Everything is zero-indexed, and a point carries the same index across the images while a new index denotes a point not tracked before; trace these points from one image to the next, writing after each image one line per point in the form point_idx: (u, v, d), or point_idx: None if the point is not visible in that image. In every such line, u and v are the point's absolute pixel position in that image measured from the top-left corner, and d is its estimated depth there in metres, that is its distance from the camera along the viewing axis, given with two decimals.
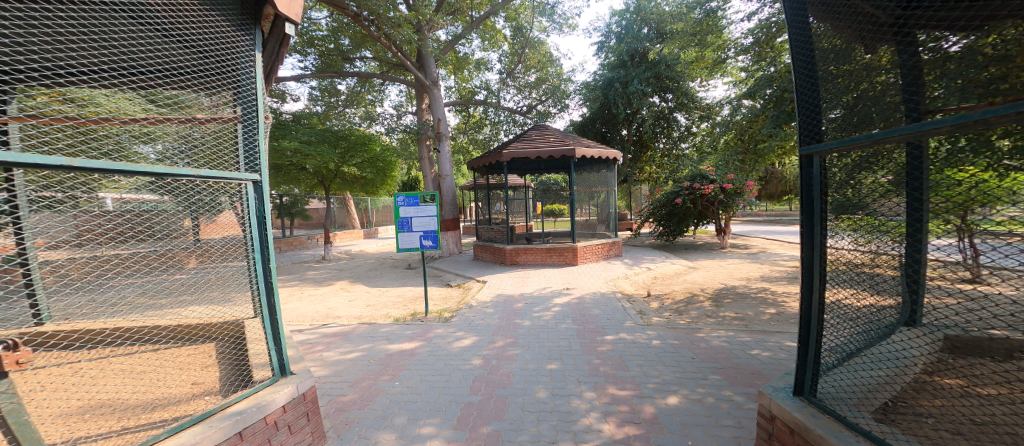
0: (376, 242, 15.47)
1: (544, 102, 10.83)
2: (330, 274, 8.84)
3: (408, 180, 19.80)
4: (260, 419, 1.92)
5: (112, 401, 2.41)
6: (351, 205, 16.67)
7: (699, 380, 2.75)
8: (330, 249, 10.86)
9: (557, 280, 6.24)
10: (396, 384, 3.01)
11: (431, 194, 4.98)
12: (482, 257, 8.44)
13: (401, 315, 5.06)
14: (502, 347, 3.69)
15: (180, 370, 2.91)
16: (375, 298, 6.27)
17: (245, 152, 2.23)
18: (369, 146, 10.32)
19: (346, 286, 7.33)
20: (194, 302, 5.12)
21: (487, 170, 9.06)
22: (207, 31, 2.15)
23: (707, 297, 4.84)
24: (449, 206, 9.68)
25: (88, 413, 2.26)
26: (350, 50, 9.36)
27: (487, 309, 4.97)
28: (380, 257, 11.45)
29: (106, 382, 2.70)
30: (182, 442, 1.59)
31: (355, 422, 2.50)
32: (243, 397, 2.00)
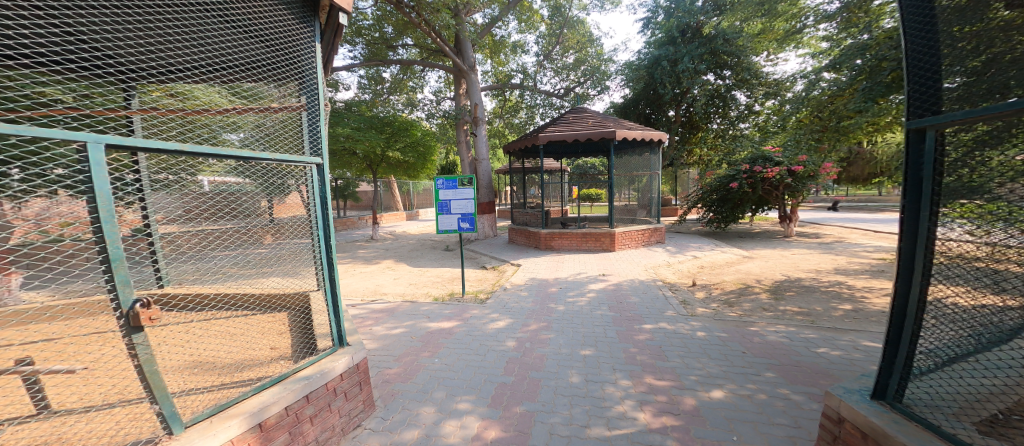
0: (417, 223, 16.09)
1: (582, 84, 10.46)
2: (378, 252, 9.40)
3: (446, 164, 20.18)
4: (323, 385, 2.11)
5: (213, 359, 2.79)
6: (395, 189, 17.43)
7: (751, 376, 2.63)
8: (377, 230, 11.47)
9: (592, 265, 6.15)
10: (435, 360, 3.17)
11: (468, 178, 5.05)
12: (519, 241, 8.48)
13: (439, 295, 5.27)
14: (538, 330, 3.74)
15: (263, 335, 3.27)
16: (417, 277, 6.58)
17: (309, 138, 2.37)
18: (410, 130, 10.63)
19: (393, 265, 7.77)
20: (261, 274, 5.67)
21: (523, 153, 8.97)
22: (276, 24, 2.30)
23: (765, 289, 4.56)
24: (485, 190, 9.78)
25: (200, 367, 2.63)
26: (393, 38, 9.61)
27: (521, 292, 5.05)
28: (421, 238, 11.94)
29: (207, 341, 3.11)
30: (264, 401, 1.80)
31: (400, 393, 2.67)
32: (309, 363, 2.20)
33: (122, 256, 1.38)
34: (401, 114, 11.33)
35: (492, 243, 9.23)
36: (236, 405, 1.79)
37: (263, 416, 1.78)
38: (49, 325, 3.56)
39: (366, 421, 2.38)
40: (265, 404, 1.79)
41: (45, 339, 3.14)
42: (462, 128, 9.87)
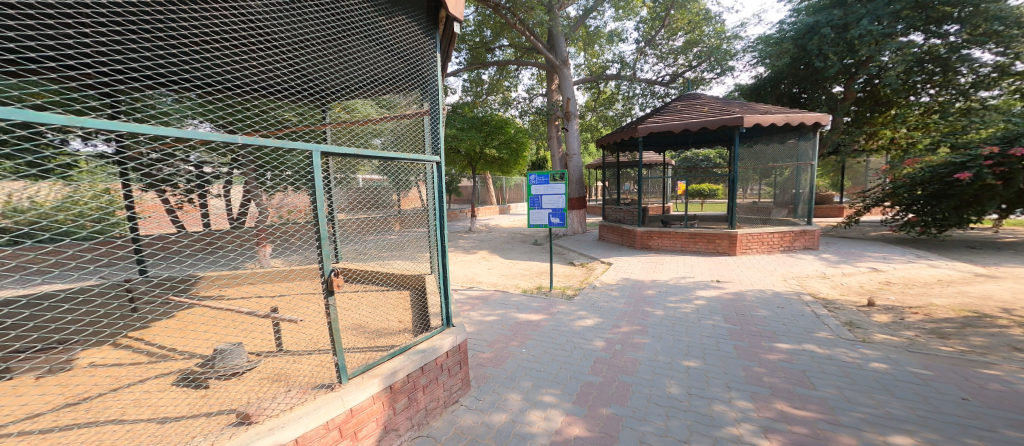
0: (509, 217, 16.67)
1: (693, 67, 9.31)
2: (475, 243, 10.09)
3: (538, 160, 20.34)
4: (434, 360, 2.35)
5: (363, 324, 3.40)
6: (491, 184, 18.31)
7: (973, 429, 1.97)
8: (475, 222, 12.25)
9: (701, 269, 5.48)
10: (523, 350, 3.24)
11: (560, 173, 4.98)
12: (610, 239, 8.05)
13: (528, 287, 5.40)
14: (631, 333, 3.51)
15: (396, 308, 3.85)
16: (508, 268, 6.86)
17: (431, 139, 2.66)
18: (505, 129, 10.98)
19: (487, 256, 8.24)
20: (376, 258, 6.67)
21: (617, 148, 8.41)
22: (410, 39, 2.71)
23: (1015, 322, 3.33)
24: (576, 185, 9.52)
25: (357, 328, 3.29)
26: (491, 40, 10.00)
27: (612, 291, 4.82)
28: (512, 231, 12.36)
29: (358, 309, 3.84)
30: (392, 367, 2.09)
31: (491, 377, 2.82)
32: (423, 338, 2.48)
33: (327, 237, 1.85)
34: (497, 113, 11.80)
35: (584, 239, 8.97)
36: (376, 367, 2.13)
37: (393, 379, 2.08)
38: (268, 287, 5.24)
39: (464, 398, 2.59)
40: (392, 370, 2.08)
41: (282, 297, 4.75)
42: (553, 123, 9.76)
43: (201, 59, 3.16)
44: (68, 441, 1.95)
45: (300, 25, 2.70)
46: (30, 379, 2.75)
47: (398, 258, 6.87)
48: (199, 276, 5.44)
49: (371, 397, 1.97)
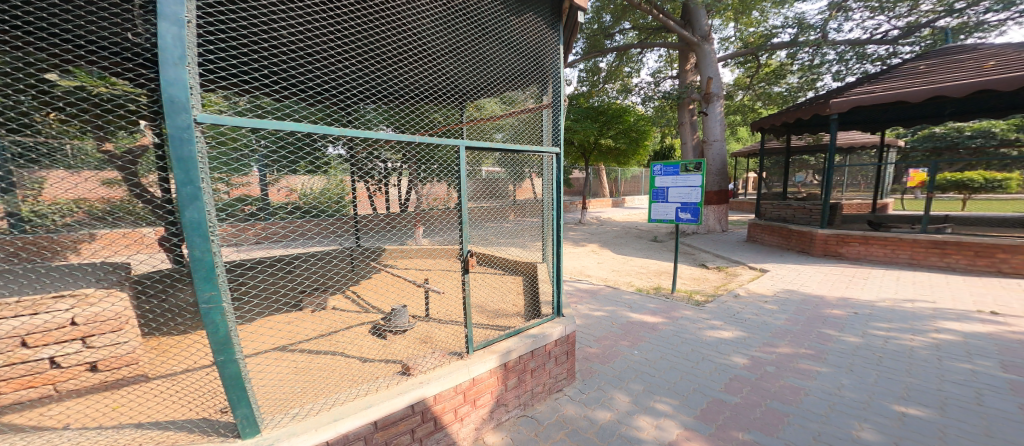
0: (624, 210, 15.68)
1: (956, 9, 6.80)
2: (585, 235, 9.88)
3: (664, 148, 18.38)
4: (543, 346, 2.40)
5: (493, 308, 3.95)
6: (605, 176, 17.43)
7: None
8: (586, 215, 11.95)
9: (912, 291, 4.13)
10: (635, 352, 3.07)
11: (696, 162, 4.20)
12: (765, 238, 6.79)
13: (644, 286, 5.05)
14: (788, 355, 2.91)
15: (516, 297, 4.34)
16: (621, 264, 6.53)
17: (554, 129, 2.83)
18: (624, 117, 10.23)
19: (597, 249, 7.97)
20: (492, 247, 7.11)
21: (778, 132, 7.02)
22: (538, 36, 2.91)
23: None
24: (716, 177, 8.24)
25: (491, 313, 3.81)
26: (611, 25, 9.26)
27: (757, 303, 4.09)
28: (626, 225, 11.65)
29: (487, 293, 4.49)
30: (505, 348, 2.21)
31: (598, 373, 2.76)
32: (535, 324, 2.55)
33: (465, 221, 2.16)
34: (615, 102, 11.04)
35: (717, 239, 7.83)
36: (494, 344, 2.30)
37: (508, 358, 2.21)
38: (423, 261, 6.70)
39: (568, 388, 2.61)
40: (506, 350, 2.20)
41: (430, 270, 5.92)
42: (686, 108, 8.66)
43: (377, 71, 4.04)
44: (321, 365, 2.84)
45: (449, 42, 3.29)
46: (304, 314, 4.08)
47: (512, 247, 7.19)
48: (378, 249, 6.86)
49: (489, 370, 2.13)
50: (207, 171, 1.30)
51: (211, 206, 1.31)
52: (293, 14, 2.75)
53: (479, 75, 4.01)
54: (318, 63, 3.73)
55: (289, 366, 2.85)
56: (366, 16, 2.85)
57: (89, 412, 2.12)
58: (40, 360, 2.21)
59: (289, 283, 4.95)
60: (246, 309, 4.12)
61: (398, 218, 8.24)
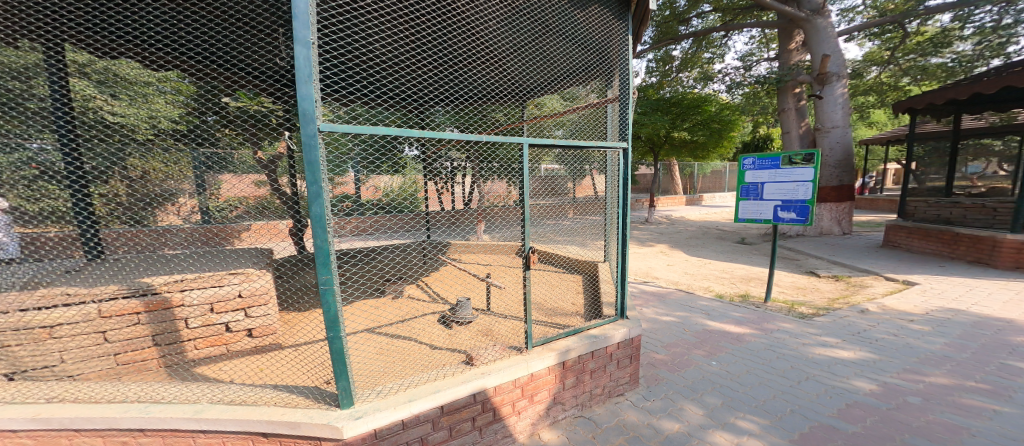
0: (700, 209, 14.27)
1: None
2: (652, 235, 9.28)
3: (758, 140, 16.20)
4: (605, 348, 2.32)
5: (549, 307, 3.90)
6: (677, 172, 16.01)
7: None
8: (653, 213, 11.20)
9: None
10: (712, 363, 2.82)
11: (804, 155, 3.51)
12: (915, 245, 5.59)
13: (726, 292, 4.58)
14: (946, 387, 2.36)
15: (574, 298, 4.23)
16: (695, 267, 5.98)
17: (621, 123, 2.67)
18: (703, 106, 9.24)
19: (666, 250, 7.43)
20: (554, 245, 7.06)
21: (937, 115, 5.98)
22: (602, 27, 2.73)
23: None
24: (832, 170, 7.06)
25: (550, 311, 3.82)
26: (686, 9, 8.11)
27: (889, 321, 3.42)
28: (702, 225, 10.67)
29: (547, 291, 4.47)
30: (565, 346, 2.17)
31: (666, 381, 2.60)
32: (596, 324, 2.48)
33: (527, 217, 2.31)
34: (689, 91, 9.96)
35: (830, 243, 6.70)
36: (552, 341, 2.27)
37: (566, 356, 2.16)
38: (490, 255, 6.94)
39: (629, 393, 2.50)
40: (566, 348, 2.16)
41: (494, 265, 6.12)
42: (789, 92, 7.45)
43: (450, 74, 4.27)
44: (399, 348, 3.11)
45: (514, 42, 3.31)
46: (387, 300, 4.52)
47: (571, 246, 7.08)
48: (444, 242, 7.25)
49: (548, 367, 2.11)
50: (327, 173, 1.50)
51: (328, 207, 1.50)
52: (378, 29, 3.07)
53: (545, 70, 3.97)
54: (398, 71, 4.08)
55: (374, 346, 3.15)
56: (438, 23, 3.05)
57: (239, 371, 2.58)
58: (217, 325, 2.80)
59: (372, 273, 5.51)
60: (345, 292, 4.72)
61: (460, 215, 8.68)
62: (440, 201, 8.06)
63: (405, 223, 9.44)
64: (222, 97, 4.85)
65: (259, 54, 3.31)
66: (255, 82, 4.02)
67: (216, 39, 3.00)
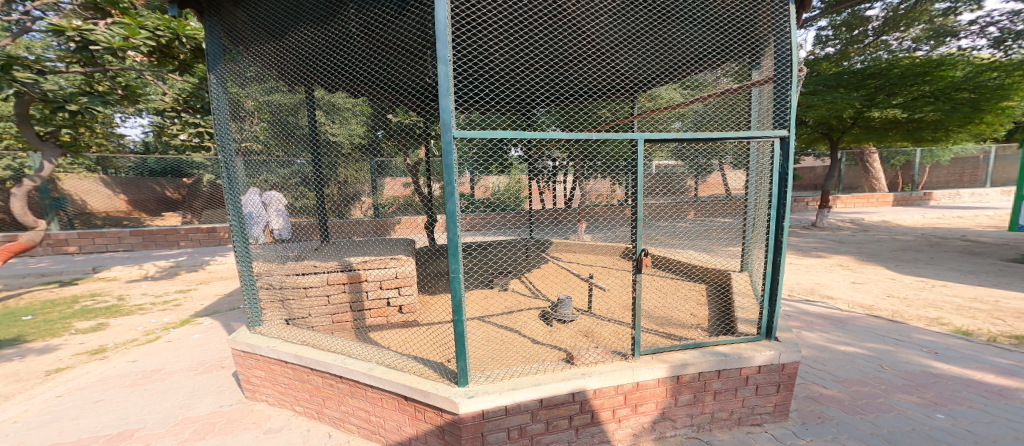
0: (903, 211, 10.88)
1: None
2: (824, 243, 7.47)
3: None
4: (737, 368, 1.98)
5: (667, 316, 3.47)
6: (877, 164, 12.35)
7: None
8: (825, 216, 9.06)
9: None
10: (926, 415, 2.10)
11: None
12: None
13: (968, 329, 3.33)
14: None
15: (694, 307, 3.74)
16: (905, 289, 4.54)
17: (776, 107, 2.23)
18: (938, 72, 6.55)
19: (846, 264, 5.89)
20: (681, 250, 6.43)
21: None
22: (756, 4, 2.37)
23: None
24: None
25: (662, 320, 3.38)
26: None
27: None
28: (922, 233, 8.07)
29: (665, 298, 4.03)
30: (683, 358, 1.92)
31: (835, 422, 2.08)
32: (728, 340, 2.13)
33: (641, 218, 2.15)
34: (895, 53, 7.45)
35: None
36: (665, 352, 2.03)
37: (682, 371, 1.91)
38: (604, 257, 6.70)
39: (769, 425, 2.09)
40: (685, 361, 1.91)
41: (601, 266, 5.90)
42: None
43: (570, 81, 4.37)
44: (506, 337, 3.17)
45: (641, 44, 3.19)
46: (489, 291, 4.78)
47: (692, 251, 6.39)
48: (547, 242, 7.32)
49: (657, 379, 1.89)
50: (457, 172, 1.72)
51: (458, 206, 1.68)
52: (504, 50, 3.33)
53: (679, 65, 3.71)
54: (520, 82, 4.39)
55: (484, 335, 3.28)
56: (559, 39, 3.12)
57: (393, 340, 3.00)
58: (383, 299, 3.37)
59: (487, 268, 5.80)
60: (472, 279, 5.22)
61: (563, 214, 8.91)
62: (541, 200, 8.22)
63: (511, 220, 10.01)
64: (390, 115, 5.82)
65: (409, 81, 3.99)
66: (406, 103, 4.86)
67: (394, 72, 3.65)
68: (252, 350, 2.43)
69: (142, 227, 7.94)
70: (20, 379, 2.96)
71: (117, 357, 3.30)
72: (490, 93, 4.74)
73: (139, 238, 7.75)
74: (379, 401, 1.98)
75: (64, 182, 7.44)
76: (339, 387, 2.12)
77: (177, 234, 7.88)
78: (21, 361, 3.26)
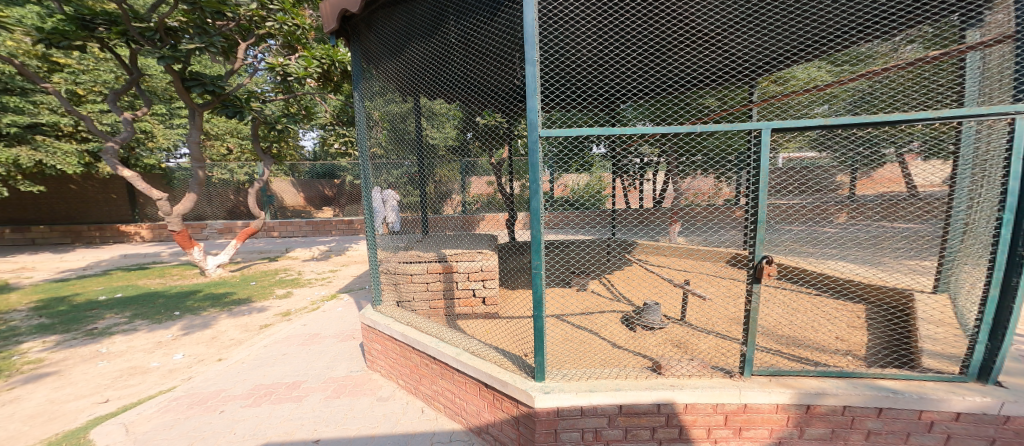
0: None
1: None
2: None
3: None
4: (916, 411, 1.70)
5: (799, 334, 3.36)
6: None
7: None
8: None
9: None
10: None
11: None
12: None
13: None
14: None
15: (845, 325, 3.52)
16: None
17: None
18: None
19: None
20: (836, 264, 5.75)
21: None
22: None
23: None
24: None
25: (788, 339, 3.24)
26: None
27: None
28: None
29: (799, 314, 3.87)
30: (823, 390, 1.77)
31: None
32: (900, 375, 1.82)
33: (764, 220, 2.10)
34: None
35: None
36: (794, 377, 1.90)
37: (816, 401, 1.78)
38: (714, 267, 6.56)
39: None
40: (824, 391, 1.77)
41: (717, 277, 5.88)
42: None
43: (663, 75, 4.72)
44: (590, 338, 3.76)
45: (754, 16, 3.22)
46: (572, 292, 5.54)
47: (829, 261, 5.86)
48: (631, 243, 8.01)
49: (774, 404, 1.84)
50: (540, 168, 2.41)
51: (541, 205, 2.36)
52: (593, 51, 3.93)
53: (811, 39, 3.51)
54: (613, 79, 4.94)
55: (560, 333, 3.92)
56: (662, 26, 3.41)
57: (477, 329, 3.82)
58: (470, 289, 4.18)
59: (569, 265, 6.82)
60: (562, 279, 6.12)
61: (649, 214, 9.61)
62: (626, 197, 8.69)
63: (587, 218, 11.17)
64: (476, 118, 7.31)
65: (506, 77, 4.97)
66: (499, 101, 5.96)
67: (493, 68, 4.70)
68: (371, 325, 3.39)
69: (311, 219, 11.56)
70: (247, 329, 4.79)
71: (297, 320, 5.06)
72: (576, 92, 5.46)
73: (310, 227, 11.26)
74: (464, 386, 2.54)
75: (276, 182, 11.50)
76: (432, 368, 2.80)
77: (331, 225, 11.31)
78: (251, 315, 5.29)
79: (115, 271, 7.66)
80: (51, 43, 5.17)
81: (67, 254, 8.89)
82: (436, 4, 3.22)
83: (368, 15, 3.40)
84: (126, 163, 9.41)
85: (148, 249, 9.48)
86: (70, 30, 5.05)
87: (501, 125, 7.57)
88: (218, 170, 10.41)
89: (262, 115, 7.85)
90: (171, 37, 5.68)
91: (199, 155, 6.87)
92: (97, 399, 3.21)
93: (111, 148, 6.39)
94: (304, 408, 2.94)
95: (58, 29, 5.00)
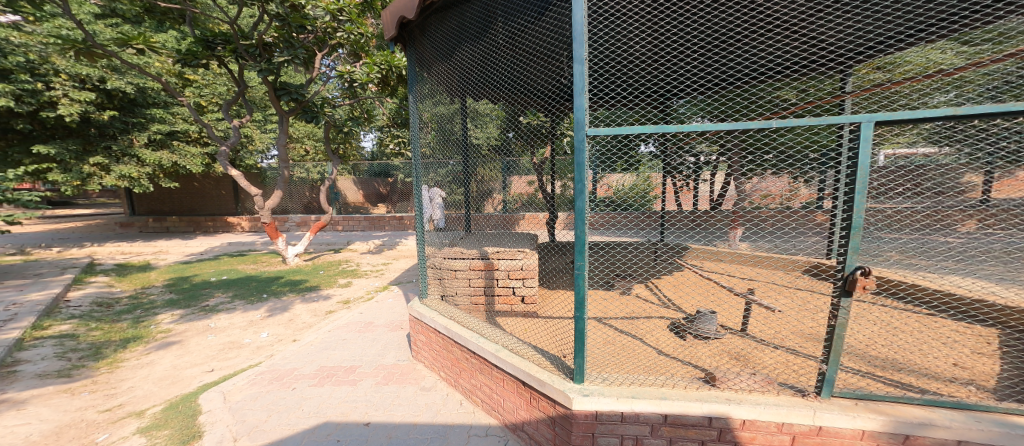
0: None
1: None
2: None
3: None
4: None
5: (897, 358, 2.69)
6: None
7: None
8: None
9: None
10: None
11: None
12: None
13: None
14: None
15: (967, 355, 2.75)
16: None
17: None
18: None
19: None
20: (950, 278, 4.90)
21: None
22: None
23: None
24: None
25: (878, 361, 2.67)
26: None
27: None
28: None
29: (900, 334, 3.11)
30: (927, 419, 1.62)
31: None
32: None
33: (860, 224, 1.61)
34: None
35: None
36: (888, 403, 1.75)
37: (920, 431, 1.62)
38: (787, 279, 5.71)
39: None
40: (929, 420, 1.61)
41: (790, 289, 5.05)
42: None
43: (723, 66, 4.50)
44: (641, 347, 3.46)
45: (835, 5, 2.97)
46: (615, 294, 5.38)
47: (952, 276, 4.98)
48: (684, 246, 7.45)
49: (859, 430, 1.70)
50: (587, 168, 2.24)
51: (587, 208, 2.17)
52: (649, 46, 3.80)
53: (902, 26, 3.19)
54: (666, 74, 4.78)
55: (606, 337, 3.69)
56: (734, 15, 3.21)
57: (516, 326, 3.78)
58: (510, 287, 4.18)
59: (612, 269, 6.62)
60: (604, 281, 5.93)
61: (702, 219, 9.21)
62: (682, 197, 8.30)
63: (636, 220, 10.78)
64: (520, 117, 7.24)
65: (554, 73, 5.01)
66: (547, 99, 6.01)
67: (542, 65, 4.78)
68: (420, 319, 3.62)
69: (369, 214, 12.73)
70: (316, 314, 5.52)
71: (353, 308, 5.64)
72: (625, 87, 5.38)
73: (366, 222, 12.48)
74: (501, 383, 2.67)
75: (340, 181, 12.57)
76: (471, 362, 2.97)
77: (385, 221, 12.45)
78: (319, 301, 6.07)
79: (222, 256, 9.09)
80: (187, 62, 6.43)
81: (190, 241, 10.74)
82: (486, 10, 3.28)
83: (422, 21, 3.55)
84: (233, 163, 10.98)
85: (247, 239, 11.12)
86: (199, 50, 6.28)
87: (545, 124, 7.65)
88: (300, 170, 11.91)
89: (332, 118, 8.97)
90: (267, 52, 6.68)
91: (286, 154, 7.94)
92: (206, 368, 3.94)
93: (225, 151, 7.56)
94: (359, 392, 3.27)
95: (191, 50, 6.24)
